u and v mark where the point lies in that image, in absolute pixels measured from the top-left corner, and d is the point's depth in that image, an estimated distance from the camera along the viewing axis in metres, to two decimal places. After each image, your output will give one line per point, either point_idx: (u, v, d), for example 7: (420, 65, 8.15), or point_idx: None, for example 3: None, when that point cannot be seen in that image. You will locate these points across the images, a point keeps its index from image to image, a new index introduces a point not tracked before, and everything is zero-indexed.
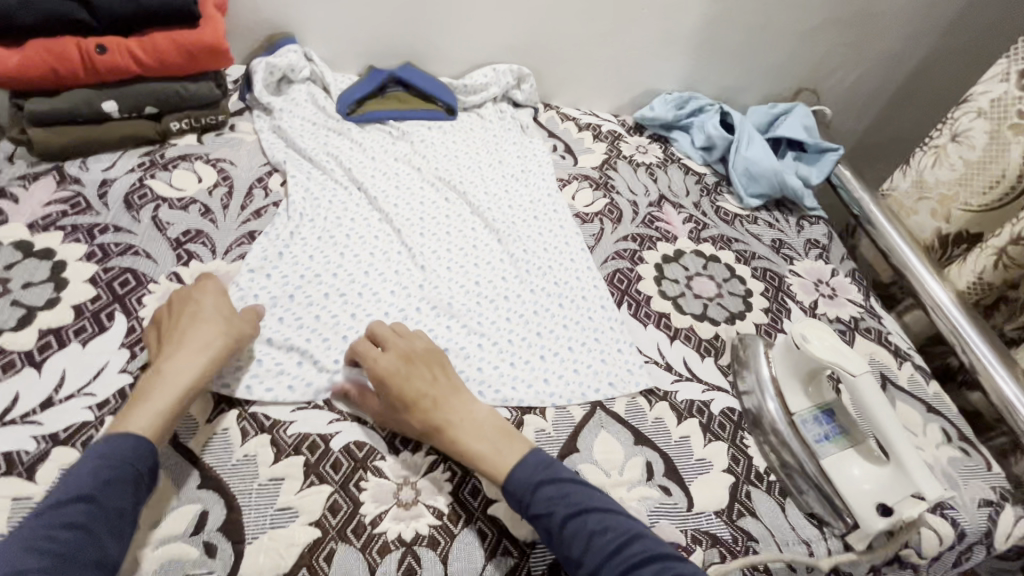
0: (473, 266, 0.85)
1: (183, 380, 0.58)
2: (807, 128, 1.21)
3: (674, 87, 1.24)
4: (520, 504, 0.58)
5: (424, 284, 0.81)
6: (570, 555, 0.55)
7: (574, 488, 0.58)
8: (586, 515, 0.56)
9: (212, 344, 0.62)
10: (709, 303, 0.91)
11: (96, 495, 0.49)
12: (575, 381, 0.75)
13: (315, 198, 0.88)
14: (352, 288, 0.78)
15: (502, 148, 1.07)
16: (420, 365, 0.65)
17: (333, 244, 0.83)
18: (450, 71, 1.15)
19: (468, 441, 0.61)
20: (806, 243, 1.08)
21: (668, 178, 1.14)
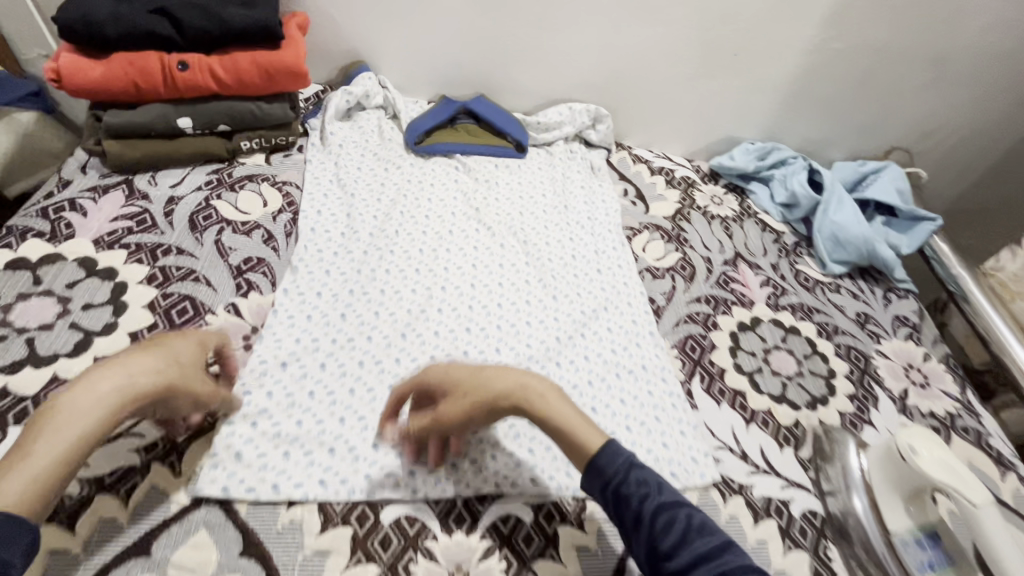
0: (526, 329, 0.78)
1: (71, 443, 0.46)
2: (900, 192, 1.12)
3: (756, 135, 1.17)
4: (608, 485, 0.52)
5: (468, 352, 0.73)
6: (658, 548, 0.48)
7: (670, 485, 0.52)
8: (682, 511, 0.50)
9: (121, 396, 0.49)
10: (789, 383, 0.83)
11: None
12: None
13: (363, 242, 0.83)
14: (388, 354, 0.70)
15: (570, 191, 1.02)
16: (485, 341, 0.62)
17: (373, 297, 0.76)
18: (524, 105, 1.12)
19: (555, 407, 0.56)
20: (894, 319, 0.99)
21: (745, 234, 1.06)
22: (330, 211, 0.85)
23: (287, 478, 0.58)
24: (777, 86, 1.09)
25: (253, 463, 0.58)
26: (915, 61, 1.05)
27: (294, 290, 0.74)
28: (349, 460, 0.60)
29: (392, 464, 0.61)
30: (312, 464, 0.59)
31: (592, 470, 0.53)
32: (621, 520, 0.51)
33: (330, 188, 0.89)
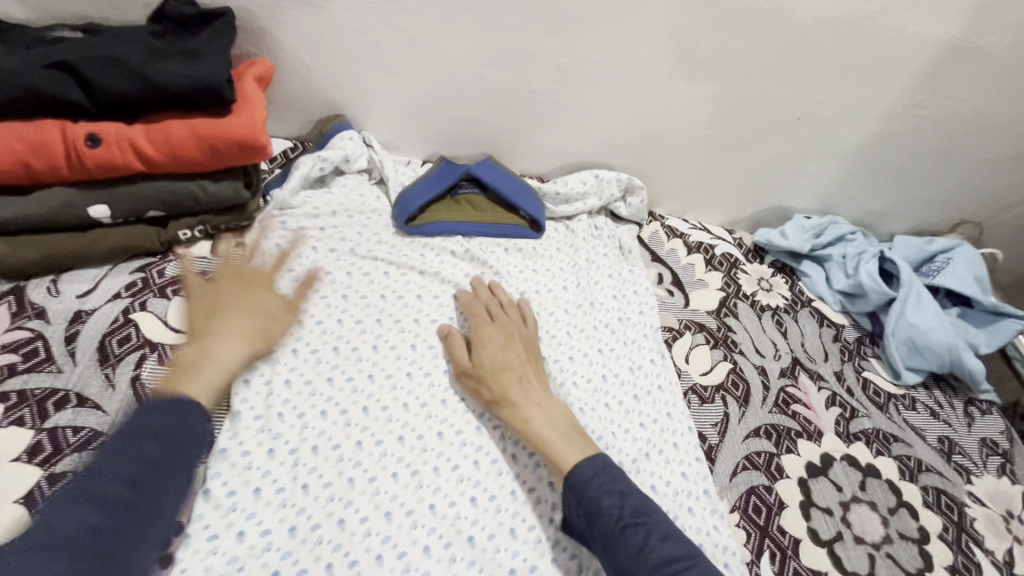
0: (548, 497, 0.61)
1: (230, 363, 0.58)
2: (978, 279, 0.95)
3: (808, 206, 1.00)
4: (582, 503, 0.55)
5: (474, 539, 0.56)
6: (623, 567, 0.50)
7: (642, 500, 0.54)
8: (647, 526, 0.52)
9: (251, 329, 0.61)
10: (876, 554, 0.66)
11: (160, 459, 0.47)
12: None
13: (335, 374, 0.64)
14: (367, 552, 0.53)
15: (594, 281, 0.84)
16: (517, 346, 0.67)
17: (347, 464, 0.58)
18: (540, 167, 0.95)
19: (537, 426, 0.60)
20: (982, 445, 0.82)
21: (800, 331, 0.89)
22: (293, 331, 0.66)
23: None
24: (840, 152, 0.92)
25: None
26: (1006, 132, 0.89)
27: (244, 462, 0.56)
28: None
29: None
30: None
31: (562, 486, 0.57)
32: (594, 534, 0.54)
33: (297, 294, 0.70)
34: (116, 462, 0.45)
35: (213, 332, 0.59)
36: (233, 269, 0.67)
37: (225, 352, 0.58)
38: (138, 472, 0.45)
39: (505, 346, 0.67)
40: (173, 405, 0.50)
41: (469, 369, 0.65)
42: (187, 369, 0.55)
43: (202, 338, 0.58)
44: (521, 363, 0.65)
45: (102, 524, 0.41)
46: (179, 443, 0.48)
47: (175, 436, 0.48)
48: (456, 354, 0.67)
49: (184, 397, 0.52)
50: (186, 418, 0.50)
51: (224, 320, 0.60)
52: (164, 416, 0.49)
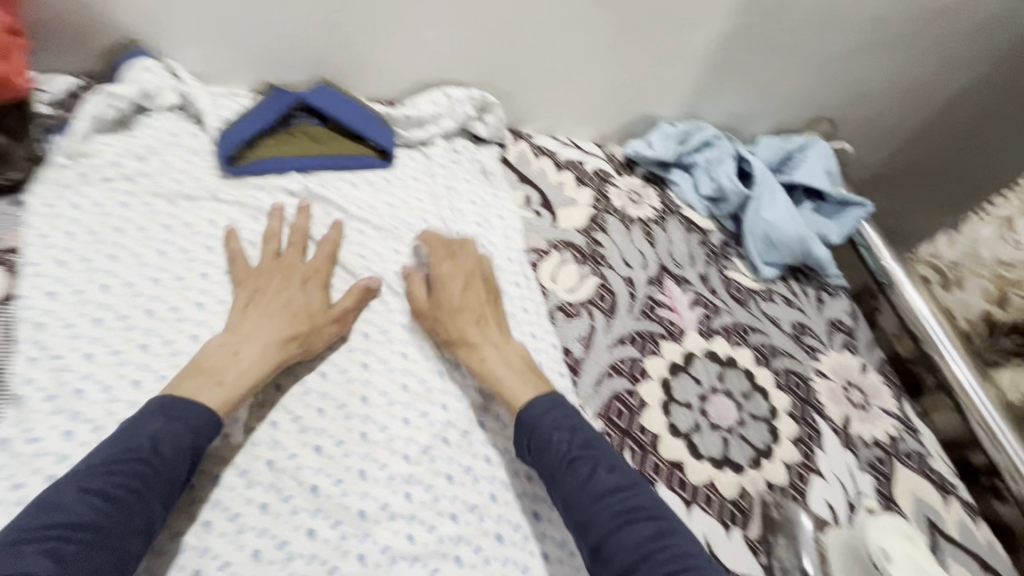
0: (401, 432, 0.58)
1: (251, 370, 0.54)
2: (829, 173, 0.99)
3: (674, 114, 0.99)
4: (530, 439, 0.56)
5: (318, 487, 0.53)
6: (571, 497, 0.52)
7: (588, 432, 0.56)
8: (596, 459, 0.54)
9: (282, 331, 0.57)
10: (730, 437, 0.70)
11: (155, 462, 0.46)
12: None
13: (149, 340, 0.57)
14: (189, 520, 0.49)
15: (454, 208, 0.80)
16: (476, 288, 0.66)
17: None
18: (388, 89, 0.86)
19: (493, 365, 0.61)
20: (828, 325, 0.89)
21: (669, 240, 0.90)
22: (94, 300, 0.57)
23: None
24: (698, 51, 0.90)
25: None
26: (850, 19, 0.90)
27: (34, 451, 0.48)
28: None
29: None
30: None
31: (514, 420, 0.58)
32: (541, 466, 0.54)
33: (97, 257, 0.60)
34: (103, 470, 0.44)
35: (236, 337, 0.56)
36: (272, 265, 0.63)
37: (244, 360, 0.54)
38: (118, 484, 0.44)
39: (465, 286, 0.66)
40: (178, 403, 0.49)
41: (429, 310, 0.64)
42: (202, 373, 0.52)
43: (224, 341, 0.56)
44: (490, 315, 0.65)
45: (66, 547, 0.40)
46: (175, 450, 0.47)
47: (171, 443, 0.47)
48: (414, 293, 0.65)
49: (196, 408, 0.50)
50: (186, 419, 0.49)
51: (250, 326, 0.57)
52: (162, 421, 0.48)
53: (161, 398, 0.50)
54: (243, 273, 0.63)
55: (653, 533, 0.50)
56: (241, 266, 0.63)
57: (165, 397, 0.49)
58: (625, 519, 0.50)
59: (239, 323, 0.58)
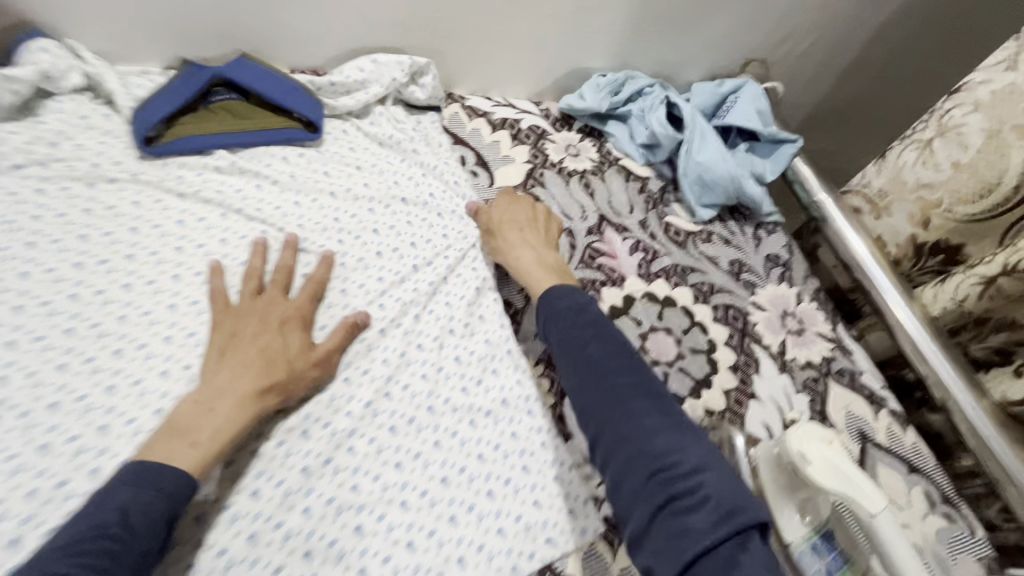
0: (343, 392, 0.59)
1: (222, 431, 0.51)
2: (760, 113, 1.01)
3: (606, 65, 0.99)
4: (546, 318, 0.63)
5: (261, 450, 0.54)
6: (569, 361, 0.59)
7: (593, 312, 0.62)
8: (595, 332, 0.60)
9: (254, 386, 0.54)
10: (670, 370, 0.73)
11: (122, 532, 0.44)
12: (500, 550, 0.54)
13: (75, 324, 0.56)
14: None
15: (392, 173, 0.79)
16: (521, 214, 0.76)
17: (98, 412, 0.52)
18: (313, 57, 0.84)
19: (528, 266, 0.70)
20: (766, 261, 0.92)
21: (607, 190, 0.91)
22: (14, 288, 0.56)
23: None
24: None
25: None
26: None
27: None
28: None
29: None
30: None
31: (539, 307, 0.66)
32: (553, 342, 0.62)
33: (14, 245, 0.58)
34: (67, 553, 0.42)
35: (210, 392, 0.53)
36: (251, 306, 0.60)
37: (219, 415, 0.52)
38: (88, 563, 0.42)
39: (515, 207, 0.77)
40: (148, 473, 0.47)
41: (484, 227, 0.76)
42: (175, 435, 0.50)
43: (196, 398, 0.53)
44: (532, 230, 0.75)
45: None
46: (148, 520, 0.45)
47: (141, 514, 0.45)
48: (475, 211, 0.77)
49: (168, 472, 0.48)
50: (160, 485, 0.47)
51: (224, 379, 0.54)
52: (132, 490, 0.46)
53: (133, 465, 0.48)
54: (229, 309, 0.60)
55: (633, 395, 0.55)
56: (220, 305, 0.60)
57: (136, 465, 0.47)
58: (612, 382, 0.56)
59: (212, 377, 0.55)
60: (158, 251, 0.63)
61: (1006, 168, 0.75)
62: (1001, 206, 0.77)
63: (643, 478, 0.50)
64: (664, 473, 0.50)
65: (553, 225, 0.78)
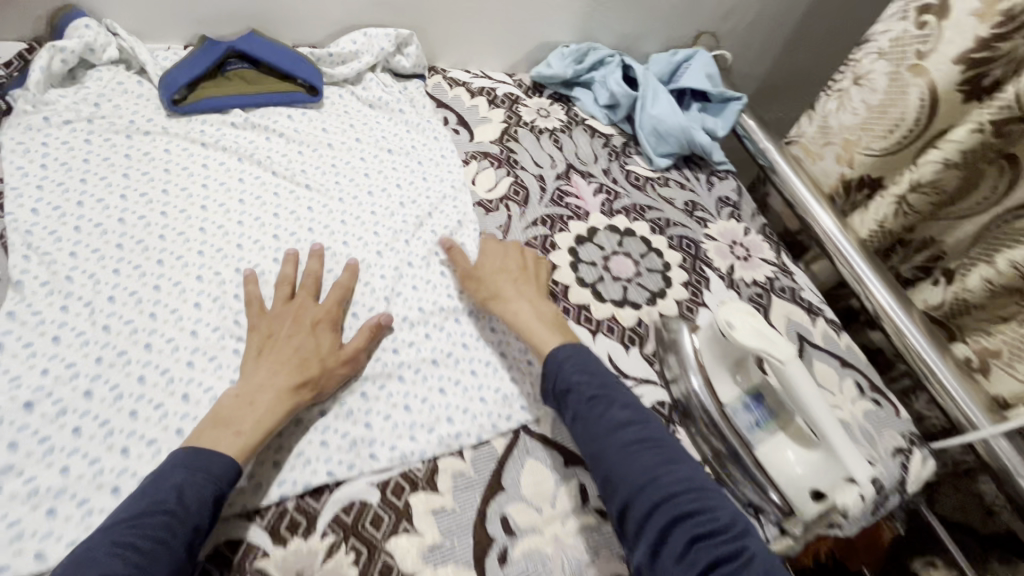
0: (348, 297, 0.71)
1: (263, 419, 0.55)
2: (710, 77, 1.13)
3: (571, 39, 1.12)
4: (553, 382, 0.64)
5: None
6: (589, 430, 0.60)
7: (603, 376, 0.64)
8: (609, 398, 0.62)
9: (292, 379, 0.58)
10: (629, 284, 0.84)
11: (176, 507, 0.47)
12: (483, 414, 0.65)
13: (123, 240, 0.67)
14: (177, 360, 0.59)
15: (384, 129, 0.91)
16: (511, 264, 0.76)
17: (146, 304, 0.62)
18: (311, 35, 0.96)
19: (525, 320, 0.70)
20: (717, 201, 1.04)
21: (575, 144, 1.03)
22: (72, 212, 0.67)
23: (55, 539, 0.47)
24: None
25: (2, 537, 0.46)
26: None
27: (36, 319, 0.58)
28: None
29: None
30: (88, 514, 0.49)
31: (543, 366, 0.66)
32: (566, 411, 0.63)
33: (70, 180, 0.70)
34: (130, 524, 0.45)
35: (250, 387, 0.57)
36: (284, 307, 0.65)
37: (260, 407, 0.55)
38: (147, 535, 0.45)
39: (506, 254, 0.78)
40: (198, 455, 0.51)
41: (474, 275, 0.74)
42: (221, 424, 0.53)
43: (237, 393, 0.56)
44: (524, 281, 0.74)
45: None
46: (199, 500, 0.48)
47: (195, 493, 0.48)
48: (456, 266, 0.76)
49: (216, 457, 0.51)
50: (212, 469, 0.50)
51: (263, 373, 0.58)
52: (186, 472, 0.49)
53: (184, 450, 0.51)
54: (263, 314, 0.64)
55: (657, 458, 0.58)
56: (255, 309, 0.64)
57: (186, 449, 0.51)
58: (637, 450, 0.58)
59: (253, 372, 0.59)
60: (188, 187, 0.74)
61: (906, 104, 0.84)
62: (908, 136, 0.86)
63: (685, 544, 0.51)
64: (704, 537, 0.52)
65: (542, 269, 0.78)
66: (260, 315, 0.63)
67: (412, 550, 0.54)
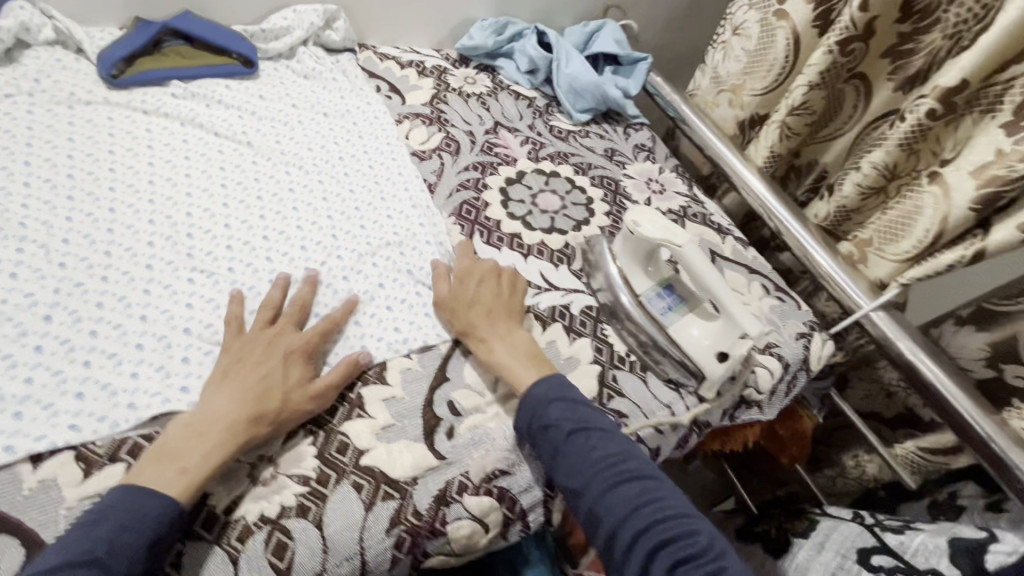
0: (295, 235, 0.76)
1: (209, 457, 0.52)
2: (618, 42, 1.24)
3: (490, 13, 1.22)
4: (531, 419, 0.62)
5: (234, 269, 0.70)
6: (567, 466, 0.59)
7: (589, 416, 0.62)
8: (590, 431, 0.60)
9: (249, 413, 0.55)
10: (556, 216, 0.93)
11: (102, 557, 0.45)
12: (428, 323, 0.71)
13: (73, 193, 0.72)
14: (134, 289, 0.65)
15: (323, 98, 0.98)
16: (491, 295, 0.72)
17: (100, 244, 0.68)
18: (243, 16, 1.03)
19: (502, 357, 0.67)
20: (634, 148, 1.15)
21: (501, 104, 1.12)
22: (19, 171, 0.71)
23: (23, 436, 0.52)
24: None
25: None
26: None
27: None
28: (100, 428, 0.54)
29: (159, 386, 0.58)
30: (55, 414, 0.54)
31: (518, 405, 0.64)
32: (544, 451, 0.61)
33: (15, 144, 0.74)
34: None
35: (203, 415, 0.54)
36: (259, 331, 0.63)
37: (209, 441, 0.53)
38: None
39: (486, 281, 0.74)
40: (134, 499, 0.49)
41: (447, 302, 0.71)
42: (165, 459, 0.51)
43: (187, 424, 0.54)
44: (501, 316, 0.71)
45: None
46: (130, 550, 0.46)
47: (124, 546, 0.46)
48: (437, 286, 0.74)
49: (153, 499, 0.49)
50: (146, 513, 0.48)
51: (221, 403, 0.55)
52: (118, 520, 0.47)
53: (124, 488, 0.49)
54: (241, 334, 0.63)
55: (638, 488, 0.57)
56: (234, 330, 0.63)
57: (125, 489, 0.49)
58: (619, 482, 0.57)
59: (211, 396, 0.56)
60: (131, 149, 0.79)
61: (776, 48, 0.97)
62: (781, 75, 0.99)
63: (668, 573, 0.52)
64: (687, 564, 0.52)
65: (518, 295, 0.74)
66: (237, 342, 0.61)
67: (366, 430, 0.60)
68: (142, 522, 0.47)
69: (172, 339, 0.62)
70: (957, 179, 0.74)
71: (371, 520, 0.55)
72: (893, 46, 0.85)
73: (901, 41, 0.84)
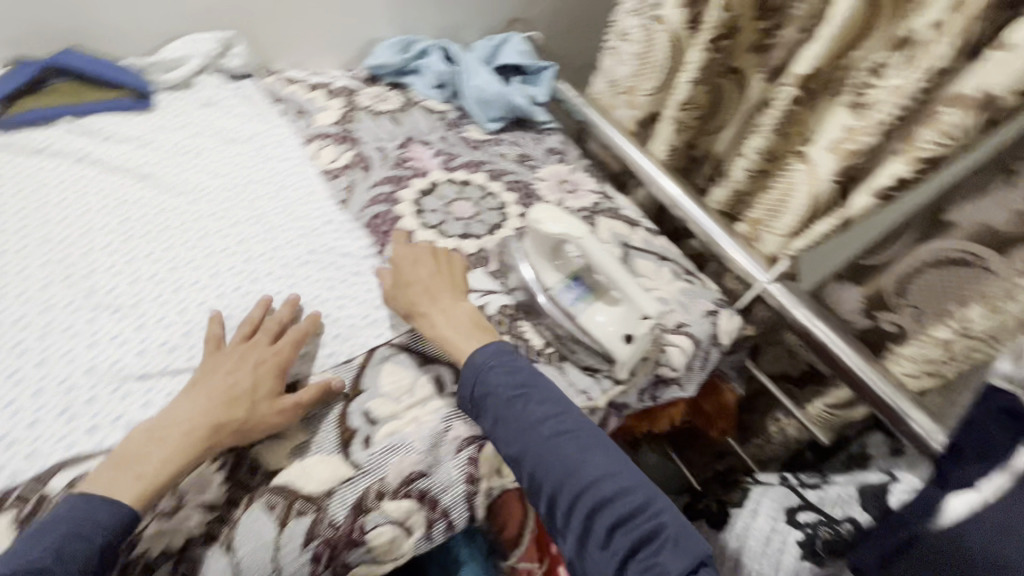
0: (206, 262, 0.75)
1: (165, 464, 0.54)
2: (523, 52, 1.30)
3: (395, 31, 1.24)
4: (473, 390, 0.64)
5: (140, 303, 0.70)
6: (508, 429, 0.61)
7: (541, 389, 0.63)
8: (529, 395, 0.62)
9: (212, 420, 0.57)
10: (470, 222, 0.96)
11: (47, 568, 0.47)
12: (352, 336, 0.72)
13: None
14: (30, 332, 0.66)
15: (230, 124, 0.97)
16: (431, 273, 0.73)
17: None
18: (136, 48, 1.01)
19: (443, 328, 0.68)
20: (546, 151, 1.19)
21: (412, 119, 1.14)
22: None
23: None
24: None
25: None
26: None
27: None
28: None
29: (63, 431, 0.59)
30: None
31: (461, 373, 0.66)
32: (488, 420, 0.62)
33: None
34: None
35: (167, 420, 0.57)
36: (241, 342, 0.65)
37: (164, 450, 0.55)
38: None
39: (421, 261, 0.75)
40: (88, 506, 0.51)
41: (394, 288, 0.73)
42: (122, 466, 0.54)
43: (153, 426, 0.56)
44: (443, 288, 0.72)
45: None
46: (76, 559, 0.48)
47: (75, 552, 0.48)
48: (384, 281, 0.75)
49: (106, 505, 0.51)
50: (95, 522, 0.50)
51: (189, 410, 0.57)
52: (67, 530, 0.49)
53: (80, 495, 0.52)
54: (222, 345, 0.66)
55: (577, 448, 0.59)
56: (213, 344, 0.65)
57: (81, 495, 0.51)
58: (558, 443, 0.59)
59: (180, 403, 0.59)
60: (18, 193, 0.77)
61: (659, 50, 1.03)
62: (669, 73, 1.06)
63: (606, 532, 0.55)
64: (624, 522, 0.56)
65: (459, 270, 0.76)
66: (214, 354, 0.64)
67: (278, 451, 0.61)
68: (98, 525, 0.50)
69: (72, 381, 0.63)
70: (819, 156, 0.82)
71: (285, 536, 0.56)
72: (759, 39, 0.93)
73: (763, 36, 0.92)
